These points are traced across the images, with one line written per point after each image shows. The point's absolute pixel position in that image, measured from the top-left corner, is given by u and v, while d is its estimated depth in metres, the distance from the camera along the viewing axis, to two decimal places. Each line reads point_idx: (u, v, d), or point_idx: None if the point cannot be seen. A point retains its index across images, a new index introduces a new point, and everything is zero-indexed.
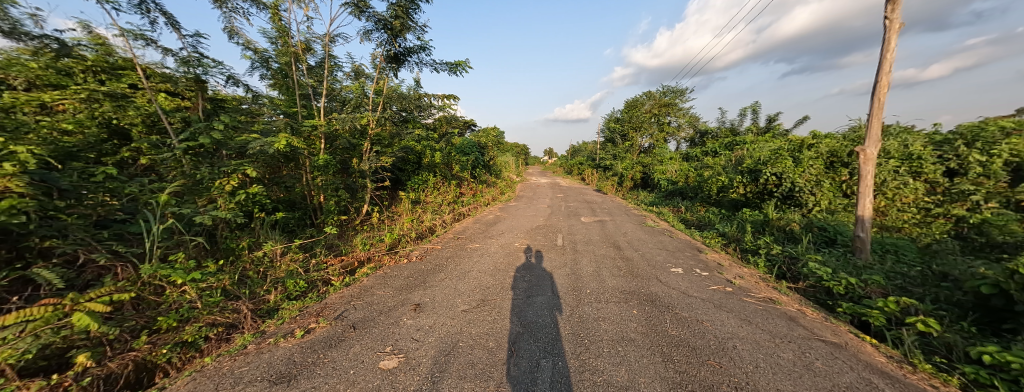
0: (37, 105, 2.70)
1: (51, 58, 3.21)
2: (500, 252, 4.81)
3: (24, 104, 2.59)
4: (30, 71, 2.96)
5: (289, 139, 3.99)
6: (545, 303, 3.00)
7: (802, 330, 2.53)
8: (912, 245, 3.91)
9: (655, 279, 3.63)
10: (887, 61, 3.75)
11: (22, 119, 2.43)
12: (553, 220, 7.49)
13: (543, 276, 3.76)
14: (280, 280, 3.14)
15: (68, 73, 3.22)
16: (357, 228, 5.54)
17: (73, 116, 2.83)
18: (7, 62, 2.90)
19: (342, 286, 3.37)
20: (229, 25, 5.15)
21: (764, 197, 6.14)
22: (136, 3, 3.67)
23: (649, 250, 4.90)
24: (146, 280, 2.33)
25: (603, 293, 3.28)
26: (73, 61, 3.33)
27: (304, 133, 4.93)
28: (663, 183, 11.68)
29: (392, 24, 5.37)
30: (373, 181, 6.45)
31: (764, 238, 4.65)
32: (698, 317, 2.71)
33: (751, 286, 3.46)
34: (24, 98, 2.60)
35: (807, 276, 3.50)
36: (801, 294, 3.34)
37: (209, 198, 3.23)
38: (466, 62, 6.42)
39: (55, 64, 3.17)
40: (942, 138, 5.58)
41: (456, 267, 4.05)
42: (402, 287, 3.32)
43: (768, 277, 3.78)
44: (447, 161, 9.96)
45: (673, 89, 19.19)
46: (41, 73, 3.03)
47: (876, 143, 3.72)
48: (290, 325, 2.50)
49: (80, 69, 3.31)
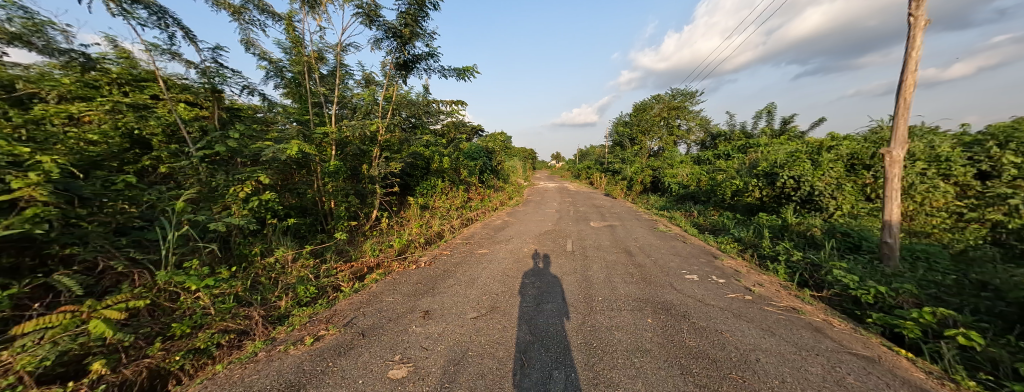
0: (64, 116, 2.79)
1: (78, 72, 3.33)
2: (509, 258, 4.75)
3: (52, 115, 2.70)
4: (61, 86, 3.07)
5: (300, 145, 4.05)
6: (556, 310, 2.94)
7: (829, 341, 2.38)
8: (945, 252, 3.71)
9: (669, 287, 3.51)
10: (913, 59, 3.57)
11: (50, 131, 2.49)
12: (562, 225, 7.42)
13: (553, 283, 3.68)
14: (290, 286, 3.19)
15: (94, 86, 3.37)
16: (366, 234, 5.59)
17: (98, 127, 2.95)
18: (38, 76, 3.00)
19: (351, 292, 3.32)
20: (246, 37, 5.36)
21: (782, 201, 5.94)
22: (155, 18, 3.83)
23: (661, 256, 4.77)
24: (161, 287, 2.38)
25: (615, 300, 3.19)
26: (99, 74, 3.46)
27: (316, 140, 5.04)
28: (673, 187, 11.51)
29: (401, 32, 5.45)
30: (383, 187, 6.52)
31: (783, 244, 4.49)
32: (717, 327, 2.59)
33: (771, 294, 3.29)
34: (53, 109, 2.71)
35: (831, 284, 3.34)
36: (825, 303, 3.17)
37: (224, 204, 3.33)
38: (473, 68, 6.47)
39: (82, 77, 3.31)
40: (972, 139, 5.33)
41: (464, 273, 4.02)
42: (411, 294, 3.28)
43: (789, 284, 3.61)
44: (454, 166, 10.04)
45: (683, 93, 19.13)
46: (73, 88, 3.14)
47: (903, 145, 3.54)
48: (299, 332, 2.46)
49: (105, 82, 3.45)
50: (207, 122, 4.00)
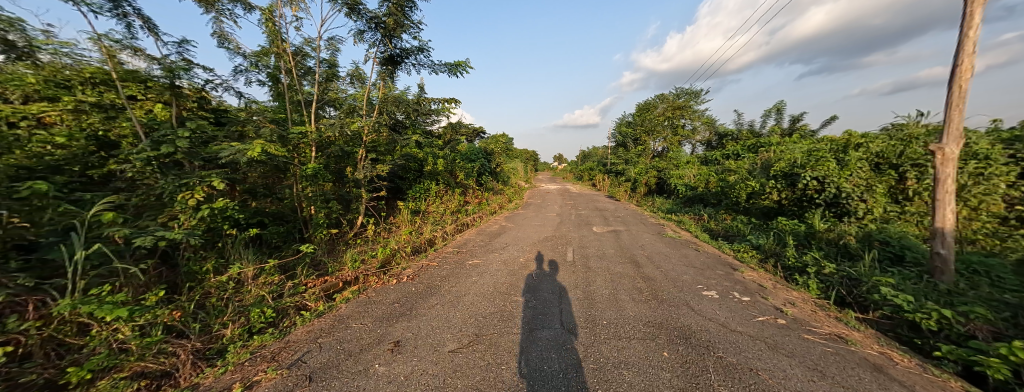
0: (23, 118, 2.58)
1: (50, 72, 2.97)
2: (503, 270, 4.28)
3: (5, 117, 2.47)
4: (26, 86, 2.77)
5: (265, 146, 3.61)
6: (552, 340, 2.45)
7: (898, 387, 1.87)
8: (1006, 264, 3.18)
9: (686, 307, 3.01)
10: (969, 38, 3.00)
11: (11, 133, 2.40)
12: (563, 231, 6.94)
13: (551, 302, 3.19)
14: (243, 310, 2.73)
15: (67, 86, 2.98)
16: (348, 243, 5.16)
17: (63, 129, 2.75)
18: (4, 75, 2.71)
19: (313, 316, 2.81)
20: (220, 30, 4.94)
21: (804, 204, 5.42)
22: (111, 7, 3.44)
23: (673, 267, 4.27)
24: (67, 318, 1.94)
25: (623, 325, 2.70)
26: (76, 73, 3.07)
27: (292, 141, 4.62)
28: (680, 189, 11.00)
29: (385, 23, 5.02)
30: (369, 191, 6.08)
31: (811, 254, 3.97)
32: (751, 365, 2.09)
33: (807, 317, 2.78)
34: (8, 110, 2.49)
35: (879, 305, 2.83)
36: (874, 328, 2.66)
37: (171, 214, 2.90)
38: (465, 62, 6.04)
39: (52, 76, 2.92)
40: (1014, 134, 4.79)
41: (450, 289, 3.54)
42: (383, 317, 2.79)
43: (825, 303, 3.10)
44: (451, 168, 9.61)
45: (687, 92, 18.66)
46: (39, 87, 2.82)
47: (958, 141, 3.02)
48: (231, 376, 1.98)
49: (78, 81, 3.05)
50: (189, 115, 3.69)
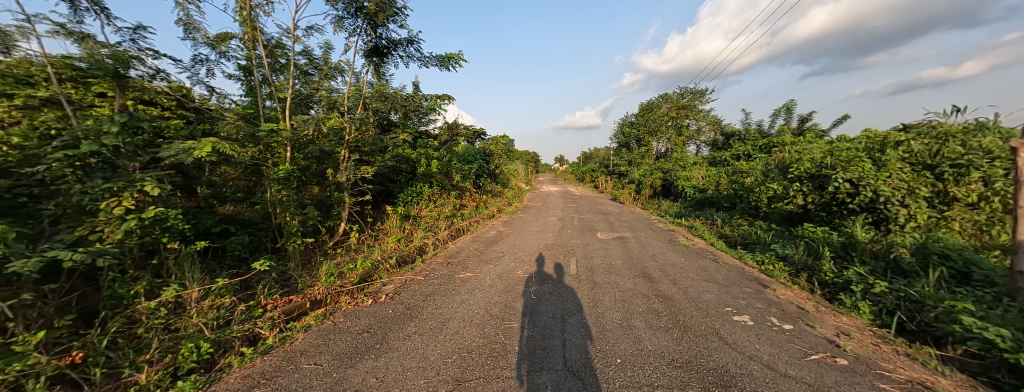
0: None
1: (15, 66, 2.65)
2: (497, 286, 3.75)
3: None
4: None
5: (218, 144, 3.08)
6: (555, 389, 1.91)
7: None
8: None
9: (719, 340, 2.46)
10: None
11: None
12: (565, 237, 6.43)
13: (553, 330, 2.66)
14: (173, 345, 2.21)
15: (28, 82, 2.68)
16: (328, 254, 4.65)
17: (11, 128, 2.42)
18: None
19: (261, 351, 2.28)
20: (186, 18, 4.45)
21: (834, 209, 4.89)
22: None
23: (692, 283, 3.74)
24: None
25: (644, 366, 2.15)
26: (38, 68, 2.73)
27: (262, 140, 4.12)
28: (688, 191, 10.48)
29: (368, 9, 4.52)
30: (354, 195, 5.58)
31: (855, 269, 3.42)
32: None
33: (872, 354, 2.23)
34: None
35: (960, 338, 2.28)
36: (961, 370, 2.10)
37: (92, 226, 2.39)
38: (459, 54, 5.55)
39: (10, 71, 2.61)
40: None
41: (435, 312, 3.01)
42: (346, 353, 2.26)
43: (887, 333, 2.55)
44: (447, 170, 9.11)
45: (691, 91, 18.17)
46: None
47: None
48: None
49: (40, 77, 2.71)
50: (140, 108, 3.21)
